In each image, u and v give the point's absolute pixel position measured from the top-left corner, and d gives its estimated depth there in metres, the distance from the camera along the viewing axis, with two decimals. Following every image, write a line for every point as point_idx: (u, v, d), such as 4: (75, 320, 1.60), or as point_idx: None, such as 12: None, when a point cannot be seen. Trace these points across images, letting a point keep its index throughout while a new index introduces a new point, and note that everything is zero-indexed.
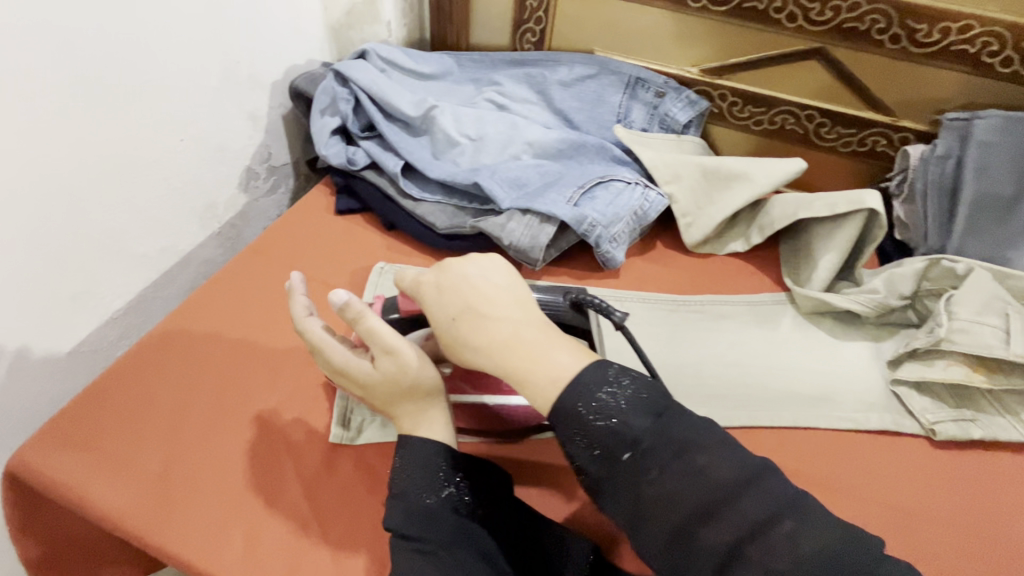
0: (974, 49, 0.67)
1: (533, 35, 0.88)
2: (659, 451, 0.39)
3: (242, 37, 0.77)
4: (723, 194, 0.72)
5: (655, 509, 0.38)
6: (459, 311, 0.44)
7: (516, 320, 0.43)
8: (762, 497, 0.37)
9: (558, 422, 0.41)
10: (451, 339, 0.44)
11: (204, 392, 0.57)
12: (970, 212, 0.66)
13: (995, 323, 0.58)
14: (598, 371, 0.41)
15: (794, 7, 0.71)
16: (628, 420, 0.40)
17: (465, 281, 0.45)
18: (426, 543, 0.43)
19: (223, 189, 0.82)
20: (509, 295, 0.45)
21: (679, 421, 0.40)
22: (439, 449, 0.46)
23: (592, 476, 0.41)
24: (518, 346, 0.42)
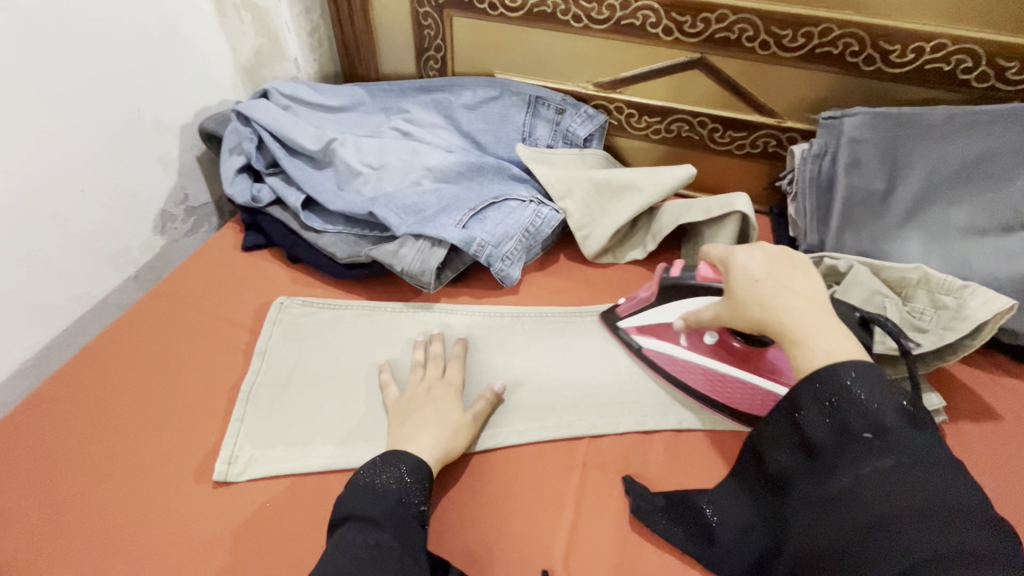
0: (837, 50, 0.70)
1: (435, 62, 0.90)
2: (907, 448, 0.38)
3: (142, 85, 0.79)
4: (616, 205, 0.74)
5: (869, 491, 0.38)
6: (763, 278, 0.50)
7: (807, 300, 0.47)
8: (982, 536, 0.33)
9: (808, 390, 0.42)
10: (747, 298, 0.49)
11: (96, 436, 0.58)
12: (846, 207, 0.68)
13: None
14: (857, 364, 0.41)
15: (668, 21, 0.74)
16: (881, 411, 0.40)
17: (753, 258, 0.52)
18: (388, 533, 0.46)
19: (136, 232, 0.83)
20: (806, 283, 0.49)
21: (931, 447, 0.39)
22: (415, 463, 0.51)
23: (814, 442, 0.42)
24: (787, 310, 0.46)
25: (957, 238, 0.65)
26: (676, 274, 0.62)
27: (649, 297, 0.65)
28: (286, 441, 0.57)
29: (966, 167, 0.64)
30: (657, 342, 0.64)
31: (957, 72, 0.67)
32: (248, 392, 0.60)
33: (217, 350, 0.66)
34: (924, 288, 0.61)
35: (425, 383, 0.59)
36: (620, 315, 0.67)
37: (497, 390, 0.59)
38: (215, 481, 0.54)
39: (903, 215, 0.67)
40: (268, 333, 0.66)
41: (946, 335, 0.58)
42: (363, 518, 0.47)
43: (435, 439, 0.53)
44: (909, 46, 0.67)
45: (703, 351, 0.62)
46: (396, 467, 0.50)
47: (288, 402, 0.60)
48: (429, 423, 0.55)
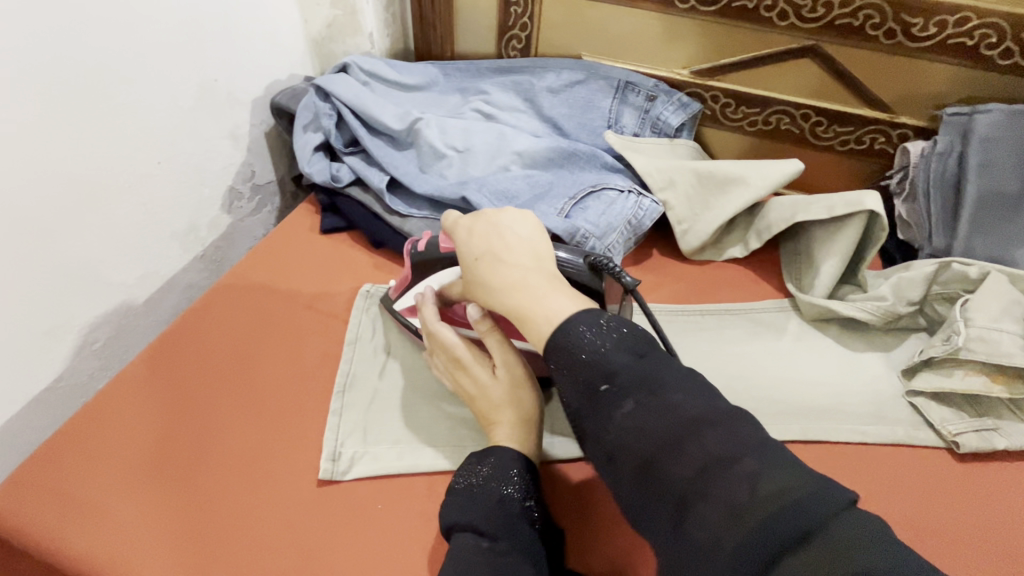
0: (972, 42, 0.65)
1: (519, 42, 0.86)
2: (634, 386, 0.38)
3: (219, 54, 0.75)
4: (720, 200, 0.70)
5: (627, 439, 0.37)
6: (481, 253, 0.48)
7: (527, 267, 0.46)
8: (728, 436, 0.34)
9: (556, 354, 0.41)
10: (470, 276, 0.48)
11: (188, 425, 0.55)
12: (976, 211, 0.64)
13: (1014, 328, 0.55)
14: (580, 319, 0.41)
15: (784, 5, 0.69)
16: (606, 356, 0.39)
17: (515, 225, 0.50)
18: (499, 542, 0.43)
19: (206, 210, 0.80)
20: (532, 244, 0.49)
21: (664, 364, 0.39)
22: (520, 465, 0.47)
23: (571, 407, 0.41)
24: (515, 283, 0.45)
25: None
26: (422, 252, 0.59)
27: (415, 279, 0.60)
28: (392, 436, 0.54)
29: None
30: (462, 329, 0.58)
31: None
32: (343, 384, 0.57)
33: (303, 337, 0.62)
34: None
35: (453, 373, 0.53)
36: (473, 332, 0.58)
37: (481, 314, 0.51)
38: (320, 479, 0.51)
39: None
40: (355, 322, 0.63)
41: None
42: (466, 525, 0.44)
43: (517, 418, 0.50)
44: None
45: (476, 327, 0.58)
46: (489, 462, 0.48)
47: (386, 396, 0.57)
48: (496, 410, 0.51)
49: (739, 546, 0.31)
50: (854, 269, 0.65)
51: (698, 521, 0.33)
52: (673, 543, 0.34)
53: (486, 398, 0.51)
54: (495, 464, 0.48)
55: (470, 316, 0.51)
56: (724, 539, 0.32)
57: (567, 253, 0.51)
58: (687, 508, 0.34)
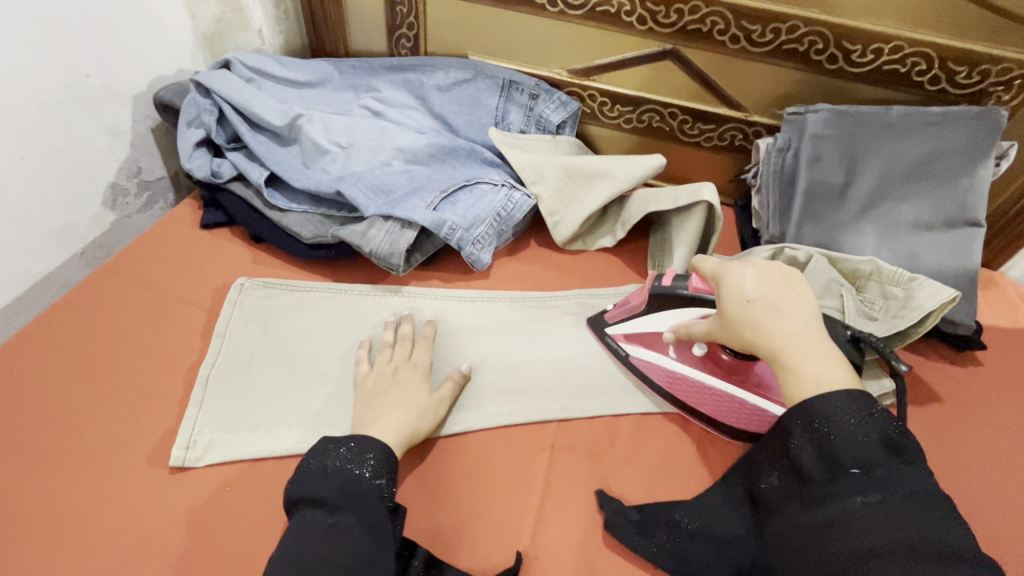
0: (802, 48, 0.72)
1: (407, 40, 0.88)
2: (897, 484, 0.40)
3: (90, 49, 0.73)
4: (588, 193, 0.75)
5: (851, 526, 0.39)
6: (755, 298, 0.50)
7: (799, 321, 0.49)
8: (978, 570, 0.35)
9: (796, 415, 0.45)
10: (743, 318, 0.50)
11: (40, 421, 0.55)
12: (807, 201, 0.71)
13: (834, 305, 0.63)
14: (850, 396, 0.44)
15: (642, 10, 0.74)
16: (866, 446, 0.42)
17: (744, 275, 0.52)
18: (344, 516, 0.46)
19: (84, 206, 0.78)
20: (802, 300, 0.50)
21: (916, 475, 0.41)
22: (379, 446, 0.50)
23: (805, 469, 0.44)
24: (788, 335, 0.48)
25: (906, 232, 0.69)
26: (668, 284, 0.59)
27: (637, 304, 0.62)
28: (249, 424, 0.55)
29: (916, 166, 0.68)
30: (655, 354, 0.62)
31: (911, 73, 0.70)
32: (208, 375, 0.58)
33: (172, 331, 0.63)
34: (876, 281, 0.64)
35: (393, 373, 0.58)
36: (608, 321, 0.65)
37: (466, 372, 0.60)
38: (172, 466, 0.52)
39: (859, 208, 0.70)
40: (227, 315, 0.63)
41: (896, 322, 0.61)
42: (315, 499, 0.46)
43: (400, 419, 0.53)
44: (869, 46, 0.69)
45: (688, 361, 0.61)
46: (350, 447, 0.50)
47: (249, 385, 0.58)
48: (397, 402, 0.54)
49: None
50: (703, 256, 0.71)
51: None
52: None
53: (407, 390, 0.56)
54: (358, 447, 0.50)
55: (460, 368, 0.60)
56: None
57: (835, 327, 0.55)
58: None
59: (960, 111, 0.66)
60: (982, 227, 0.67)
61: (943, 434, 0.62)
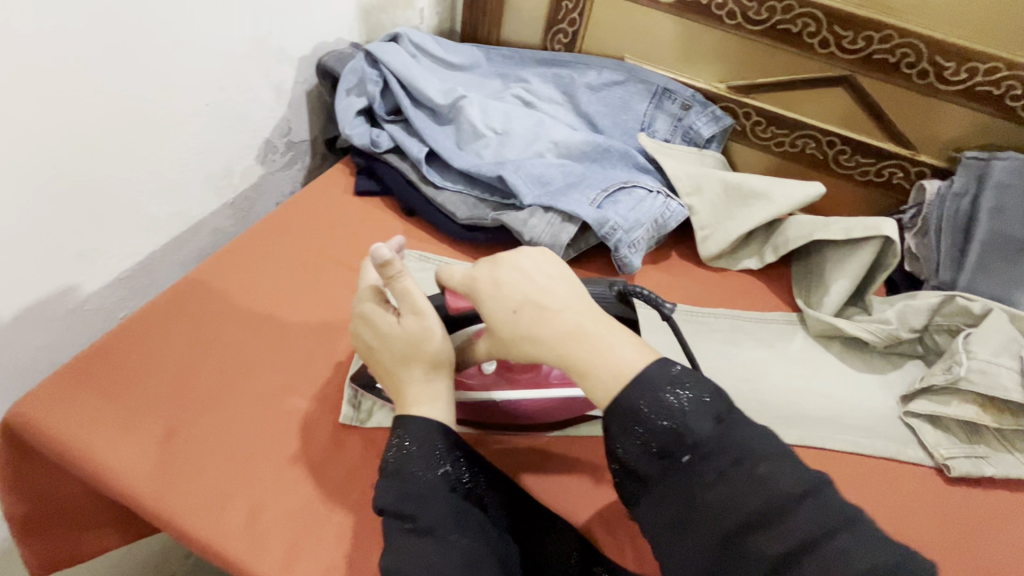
0: (998, 91, 0.68)
1: (565, 36, 0.88)
2: (718, 457, 0.38)
3: (274, 7, 0.76)
4: (743, 212, 0.73)
5: (717, 514, 0.37)
6: (518, 304, 0.42)
7: (578, 309, 0.42)
8: (822, 511, 0.36)
9: (614, 420, 0.40)
10: (515, 333, 0.42)
11: (217, 360, 0.57)
12: (983, 250, 0.67)
13: (1010, 364, 0.58)
14: (650, 374, 0.39)
15: (827, 33, 0.72)
16: (687, 421, 0.38)
17: (516, 271, 0.44)
18: (422, 521, 0.43)
19: (241, 158, 0.81)
20: (561, 285, 0.44)
21: (742, 426, 0.39)
22: (433, 425, 0.46)
23: (640, 470, 0.40)
24: (576, 335, 0.41)
25: None
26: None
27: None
28: None
29: None
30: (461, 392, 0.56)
31: None
32: None
33: (331, 291, 0.64)
34: None
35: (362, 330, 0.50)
36: None
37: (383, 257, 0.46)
38: (342, 423, 0.53)
39: None
40: None
41: None
42: (384, 508, 0.44)
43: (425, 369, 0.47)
44: None
45: (482, 381, 0.57)
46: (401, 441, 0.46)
47: None
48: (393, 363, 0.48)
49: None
50: (862, 292, 0.69)
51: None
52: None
53: (388, 350, 0.48)
54: (412, 442, 0.45)
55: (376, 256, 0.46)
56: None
57: (597, 286, 0.51)
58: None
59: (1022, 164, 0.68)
60: None
61: None
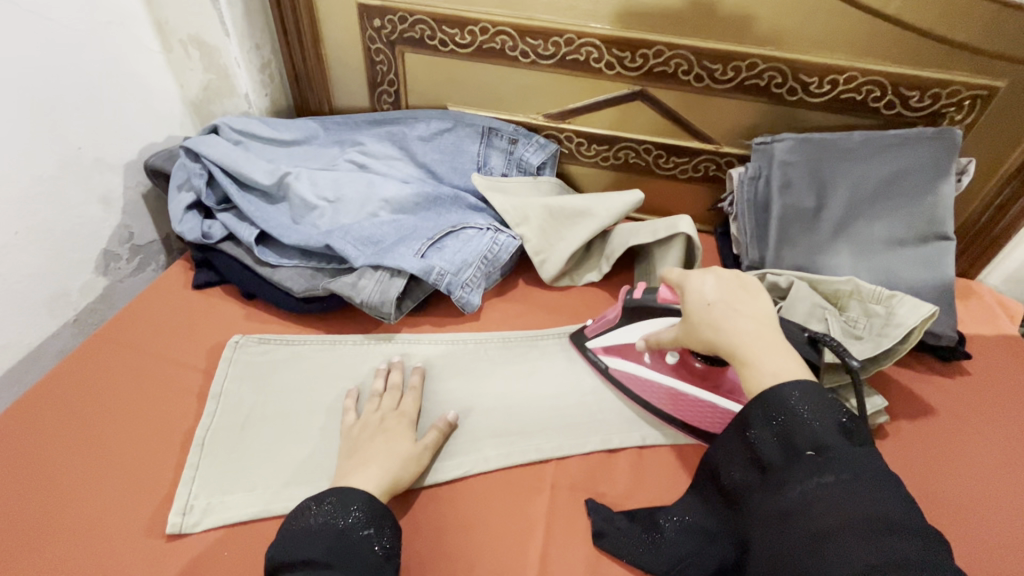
0: (763, 82, 0.75)
1: (389, 95, 0.92)
2: (846, 461, 0.39)
3: (81, 123, 0.76)
4: (571, 231, 0.77)
5: (813, 507, 0.37)
6: (715, 300, 0.51)
7: (753, 320, 0.49)
8: (924, 545, 0.34)
9: (759, 407, 0.44)
10: (702, 321, 0.50)
11: (35, 493, 0.54)
12: (782, 224, 0.73)
13: (821, 329, 0.64)
14: (805, 384, 0.43)
15: (609, 57, 0.78)
16: (822, 429, 0.41)
17: (705, 282, 0.53)
18: (338, 570, 0.45)
19: (76, 274, 0.79)
20: (761, 303, 0.51)
21: (876, 459, 0.39)
22: (363, 494, 0.50)
23: (769, 459, 0.43)
24: (743, 334, 0.48)
25: (881, 250, 0.71)
26: (638, 298, 0.63)
27: (616, 318, 0.66)
28: (244, 486, 0.55)
29: (881, 187, 0.72)
30: (623, 361, 0.65)
31: (868, 100, 0.74)
32: (203, 438, 0.58)
33: (167, 392, 0.63)
34: (857, 299, 0.66)
35: (382, 400, 0.60)
36: (590, 336, 0.68)
37: (451, 420, 0.60)
38: (168, 533, 0.51)
39: (832, 231, 0.73)
40: (223, 374, 0.64)
41: (881, 340, 0.62)
42: (308, 560, 0.45)
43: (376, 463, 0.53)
44: (825, 77, 0.73)
45: (663, 368, 0.63)
46: (332, 501, 0.49)
47: (245, 446, 0.58)
48: (376, 454, 0.54)
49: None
50: None
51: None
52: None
53: (381, 438, 0.56)
54: (340, 502, 0.49)
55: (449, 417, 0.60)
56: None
57: (791, 326, 0.58)
58: None
59: (918, 132, 0.70)
60: (951, 240, 0.70)
61: (940, 446, 0.63)
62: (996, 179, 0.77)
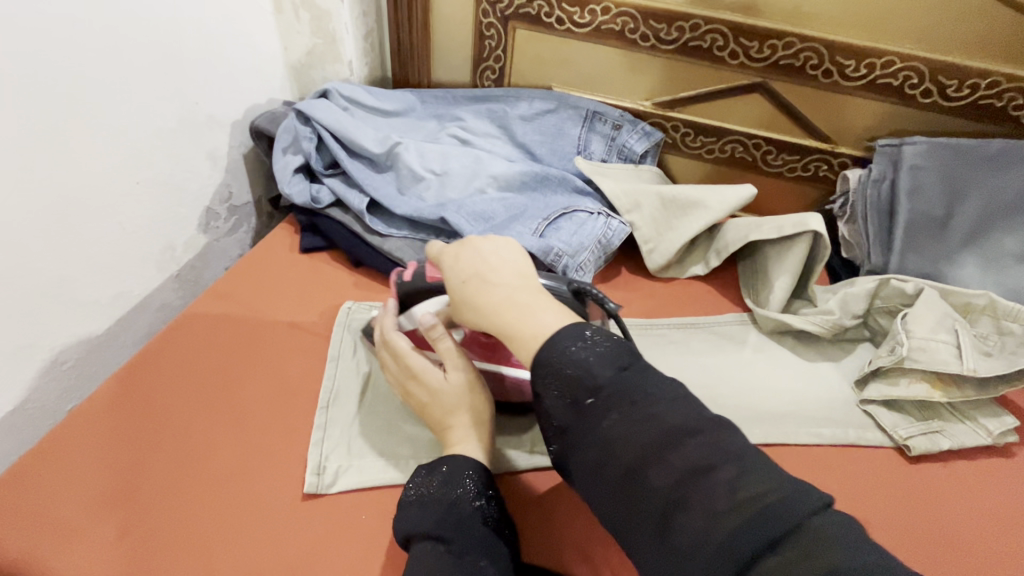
0: (897, 82, 0.73)
1: (493, 72, 0.90)
2: (620, 396, 0.39)
3: (199, 78, 0.76)
4: (682, 221, 0.75)
5: (614, 450, 0.38)
6: (469, 275, 0.49)
7: (512, 285, 0.47)
8: (708, 445, 0.36)
9: (538, 373, 0.42)
10: (460, 299, 0.49)
11: (171, 441, 0.55)
12: (907, 230, 0.71)
13: (949, 339, 0.62)
14: (573, 332, 0.42)
15: (735, 45, 0.76)
16: (592, 369, 0.40)
17: (475, 250, 0.50)
18: (455, 545, 0.44)
19: (182, 230, 0.80)
20: (515, 265, 0.49)
21: (644, 376, 0.41)
22: (472, 462, 0.49)
23: (560, 422, 0.41)
24: (503, 303, 0.46)
25: (1014, 266, 0.68)
26: (409, 281, 0.59)
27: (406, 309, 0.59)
28: (373, 451, 0.55)
29: (1020, 200, 0.68)
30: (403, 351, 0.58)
31: (1008, 108, 0.71)
32: (328, 400, 0.58)
33: (284, 353, 0.63)
34: (990, 314, 0.64)
35: (407, 384, 0.55)
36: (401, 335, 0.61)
37: (432, 321, 0.53)
38: (305, 493, 0.51)
39: (961, 241, 0.69)
40: (338, 339, 0.64)
41: (1019, 359, 0.59)
42: (423, 532, 0.45)
43: (471, 417, 0.52)
44: (966, 81, 0.70)
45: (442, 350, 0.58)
46: (442, 470, 0.48)
47: (369, 413, 0.58)
48: (447, 413, 0.52)
49: (720, 554, 0.33)
50: (804, 284, 0.71)
51: (683, 529, 0.35)
52: (656, 546, 0.36)
53: (437, 402, 0.52)
54: (448, 473, 0.48)
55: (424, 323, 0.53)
56: (701, 551, 0.34)
57: (554, 281, 0.52)
58: (671, 516, 0.35)
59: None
60: None
61: None
62: None
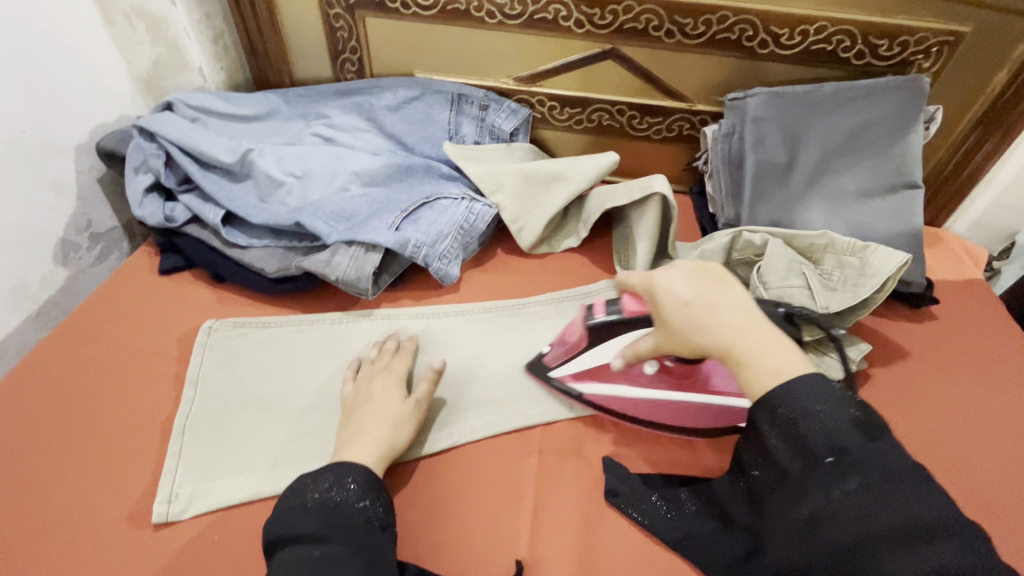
0: (734, 36, 0.74)
1: (352, 64, 0.88)
2: (867, 467, 0.38)
3: (23, 105, 0.71)
4: (547, 196, 0.76)
5: (841, 519, 0.37)
6: (692, 298, 0.46)
7: (738, 311, 0.46)
8: (955, 544, 0.34)
9: (770, 416, 0.42)
10: (683, 324, 0.46)
11: (12, 489, 0.53)
12: (755, 180, 0.73)
13: (800, 284, 0.64)
14: (811, 385, 0.41)
15: (578, 14, 0.76)
16: (831, 432, 0.39)
17: (674, 276, 0.48)
18: (332, 545, 0.45)
19: (34, 266, 0.76)
20: (734, 291, 0.48)
21: (893, 452, 0.39)
22: (359, 466, 0.49)
23: (785, 469, 0.41)
24: (734, 331, 0.45)
25: (853, 202, 0.72)
26: (604, 315, 0.57)
27: (581, 340, 0.59)
28: (228, 471, 0.54)
29: (852, 139, 0.72)
30: (598, 384, 0.59)
31: (838, 51, 0.73)
32: (183, 426, 0.57)
33: (139, 381, 0.61)
34: (831, 252, 0.67)
35: (374, 377, 0.58)
36: (552, 364, 0.61)
37: (440, 364, 0.60)
38: (154, 523, 0.51)
39: (806, 184, 0.73)
40: (198, 360, 0.62)
41: (861, 289, 0.63)
42: (299, 536, 0.45)
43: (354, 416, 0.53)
44: (796, 28, 0.72)
45: (644, 383, 0.59)
46: (330, 477, 0.49)
47: (228, 431, 0.57)
48: (378, 415, 0.54)
49: None
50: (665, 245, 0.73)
51: None
52: None
53: (376, 404, 0.55)
54: (336, 478, 0.49)
55: (434, 364, 0.60)
56: None
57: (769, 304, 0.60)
58: None
59: (887, 82, 0.70)
60: (919, 187, 0.71)
61: (909, 392, 0.66)
62: (964, 124, 0.77)
